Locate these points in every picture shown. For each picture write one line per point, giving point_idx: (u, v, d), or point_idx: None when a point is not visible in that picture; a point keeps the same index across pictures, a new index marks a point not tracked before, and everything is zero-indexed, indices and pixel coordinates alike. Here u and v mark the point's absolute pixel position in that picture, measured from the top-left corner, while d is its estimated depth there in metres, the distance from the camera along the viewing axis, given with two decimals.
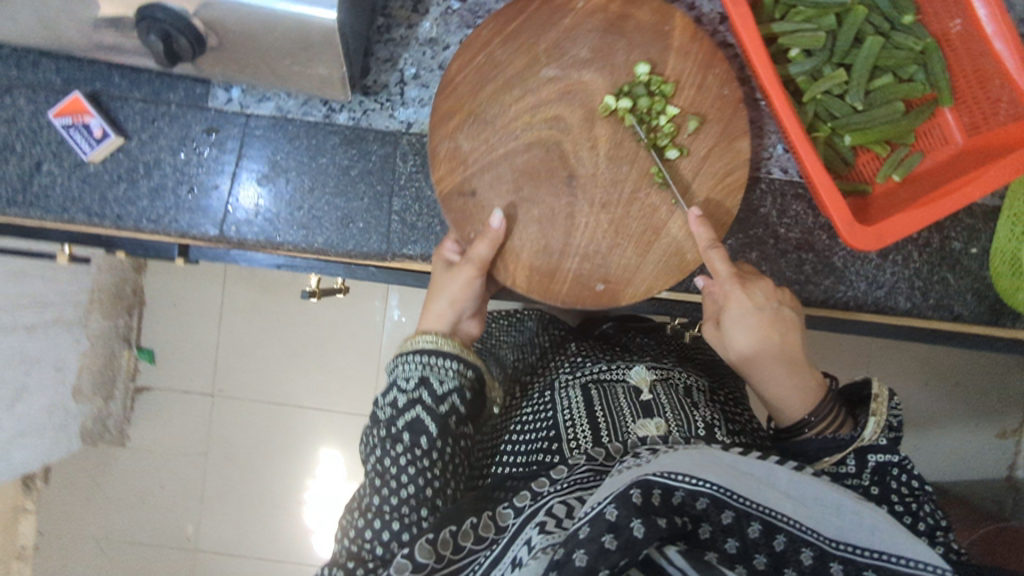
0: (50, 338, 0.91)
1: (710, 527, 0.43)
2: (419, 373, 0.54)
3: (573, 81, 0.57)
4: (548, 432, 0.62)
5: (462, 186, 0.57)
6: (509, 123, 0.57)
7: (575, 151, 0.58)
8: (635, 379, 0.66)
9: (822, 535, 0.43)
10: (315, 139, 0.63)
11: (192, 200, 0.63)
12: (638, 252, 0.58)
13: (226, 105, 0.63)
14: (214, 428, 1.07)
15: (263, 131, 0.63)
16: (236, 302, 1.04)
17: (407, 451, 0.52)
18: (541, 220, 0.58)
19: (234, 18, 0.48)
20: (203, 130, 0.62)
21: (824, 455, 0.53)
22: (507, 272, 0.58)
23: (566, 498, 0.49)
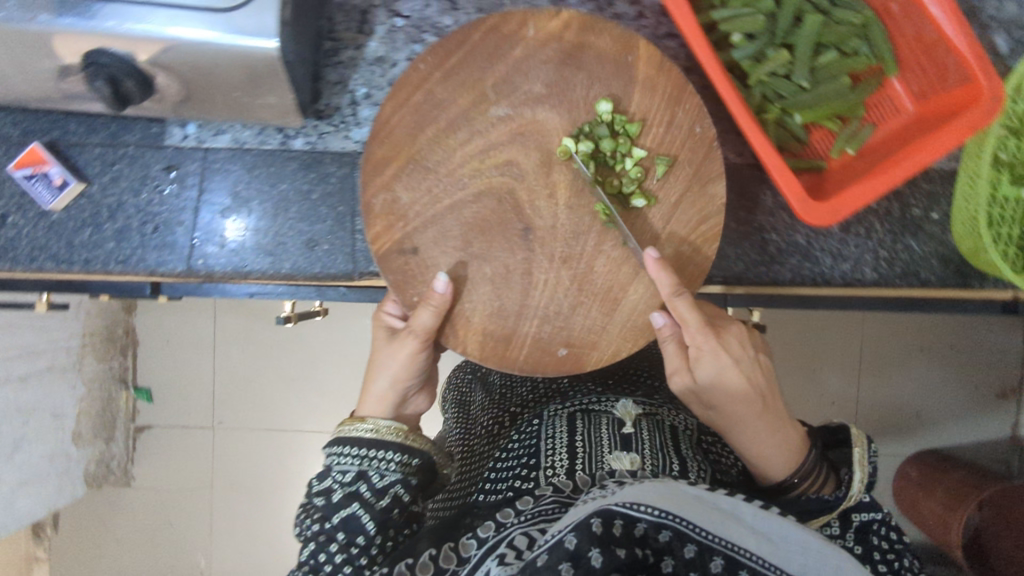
0: (44, 387, 1.05)
1: (673, 559, 0.51)
2: (358, 467, 0.60)
3: (527, 121, 0.61)
4: (527, 460, 0.71)
5: (404, 242, 0.60)
6: (455, 170, 0.60)
7: (530, 201, 0.61)
8: (620, 413, 0.77)
9: (786, 573, 0.50)
10: (273, 166, 0.70)
11: (158, 238, 0.69)
12: (604, 311, 0.62)
13: (183, 141, 0.70)
14: (216, 459, 1.23)
15: (222, 163, 0.70)
16: (228, 330, 1.21)
17: (343, 546, 0.58)
18: (495, 278, 0.61)
19: (179, 57, 0.48)
20: (163, 169, 0.69)
21: (811, 516, 0.60)
22: (459, 338, 0.61)
23: (528, 531, 0.55)
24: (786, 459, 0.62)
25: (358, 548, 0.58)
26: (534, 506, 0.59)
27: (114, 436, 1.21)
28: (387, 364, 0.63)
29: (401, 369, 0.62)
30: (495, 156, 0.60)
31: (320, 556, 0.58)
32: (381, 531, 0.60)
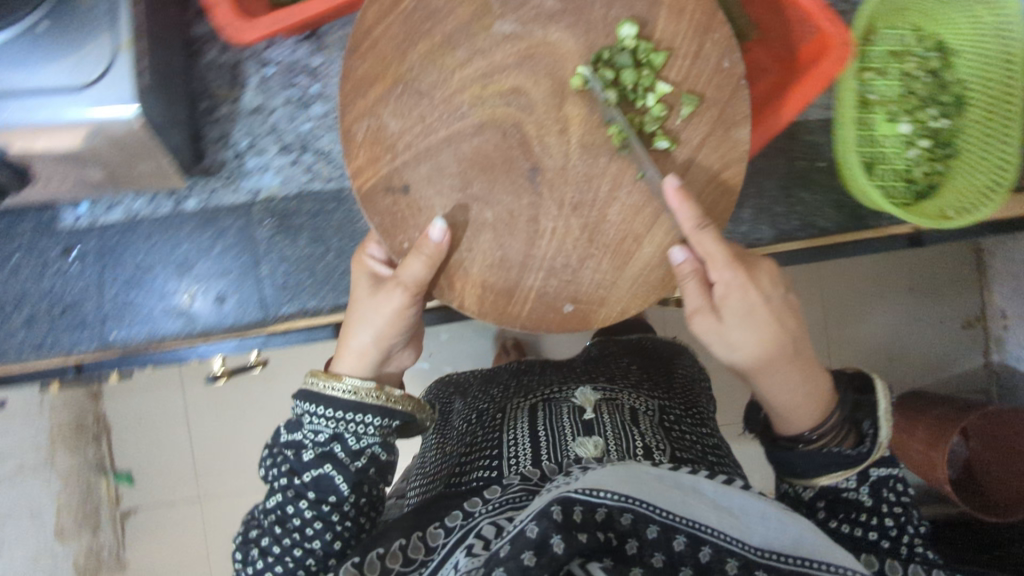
0: (12, 488, 1.16)
1: (636, 541, 0.55)
2: (332, 430, 0.66)
3: (536, 41, 0.64)
4: (494, 451, 0.79)
5: (393, 177, 0.64)
6: (453, 98, 0.63)
7: (540, 138, 0.65)
8: (580, 400, 0.87)
9: (749, 545, 0.55)
10: (163, 229, 0.88)
11: (65, 321, 0.87)
12: (615, 264, 0.68)
13: (75, 222, 0.86)
14: (209, 529, 1.22)
15: (115, 233, 0.87)
16: (200, 398, 1.20)
17: (311, 503, 0.66)
18: (497, 224, 0.66)
19: (45, 144, 0.59)
20: (59, 252, 0.86)
21: (835, 469, 0.63)
22: (455, 291, 0.67)
23: (496, 520, 0.61)
24: (818, 415, 0.63)
25: (329, 506, 0.66)
26: (501, 495, 0.66)
27: (100, 523, 1.20)
28: (371, 317, 0.67)
29: (391, 317, 0.66)
30: (497, 84, 0.64)
31: (289, 508, 0.66)
32: (353, 489, 0.67)
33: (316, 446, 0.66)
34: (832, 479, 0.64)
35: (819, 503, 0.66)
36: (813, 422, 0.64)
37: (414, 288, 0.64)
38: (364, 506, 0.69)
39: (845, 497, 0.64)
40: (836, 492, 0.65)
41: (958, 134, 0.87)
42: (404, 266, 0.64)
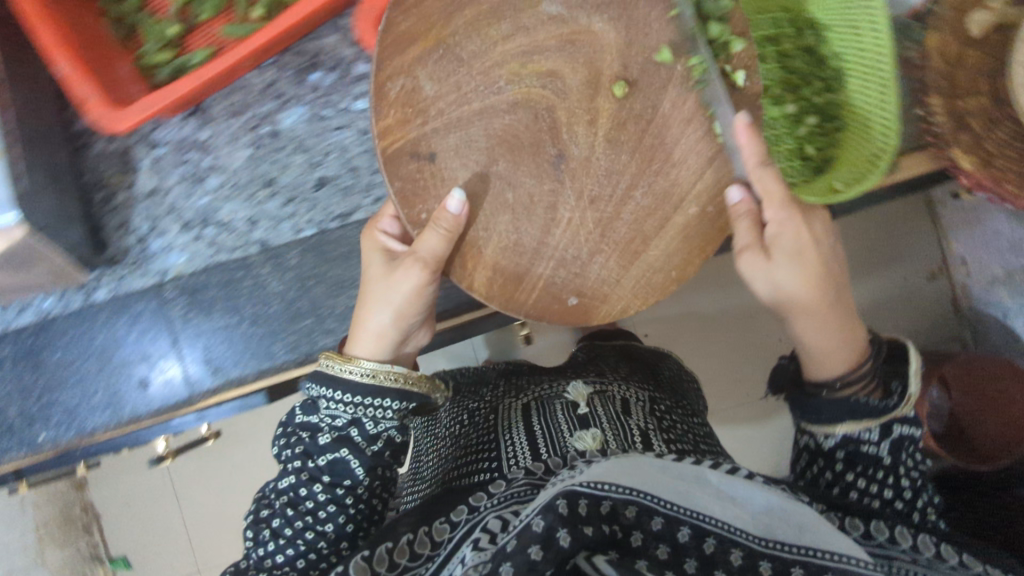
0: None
1: (641, 535, 0.77)
2: (349, 416, 0.92)
3: (580, 31, 0.89)
4: (494, 457, 1.05)
5: (419, 143, 0.87)
6: (492, 72, 0.88)
7: (569, 129, 0.91)
8: (574, 396, 1.17)
9: (748, 536, 0.78)
10: (136, 305, 1.12)
11: (49, 414, 1.11)
12: (624, 262, 0.94)
13: (52, 303, 1.11)
14: (221, 535, 1.70)
15: (103, 308, 1.11)
16: (188, 464, 1.69)
17: (324, 487, 0.93)
18: (518, 206, 0.91)
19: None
20: (70, 314, 1.11)
21: (853, 418, 0.87)
22: (468, 272, 0.91)
23: (501, 514, 0.83)
24: (847, 368, 0.88)
25: (342, 490, 0.94)
26: (506, 489, 0.89)
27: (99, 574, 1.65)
28: (387, 301, 0.92)
29: (407, 293, 0.91)
30: (536, 64, 0.88)
31: (302, 492, 0.93)
32: (367, 473, 0.95)
33: (332, 430, 0.93)
34: (854, 426, 0.87)
35: (838, 453, 0.89)
36: (840, 372, 0.88)
37: (428, 262, 0.88)
38: (376, 486, 0.98)
39: (868, 453, 0.88)
40: (857, 444, 0.88)
41: (848, 91, 1.06)
42: (422, 242, 0.86)
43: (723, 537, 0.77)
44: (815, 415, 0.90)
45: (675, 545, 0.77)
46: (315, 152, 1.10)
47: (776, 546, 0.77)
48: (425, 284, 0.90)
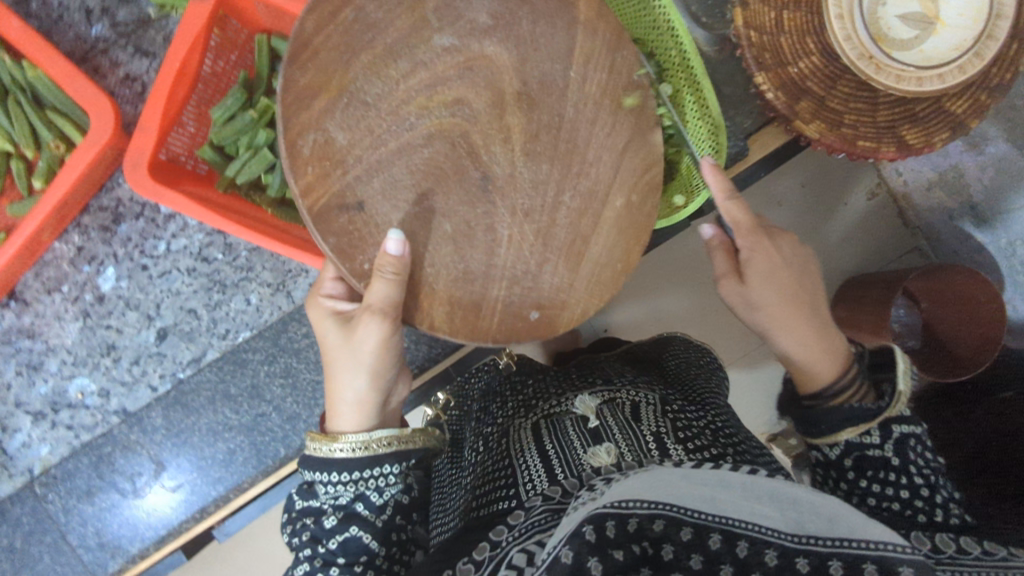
0: None
1: (672, 547, 0.42)
2: (352, 491, 0.57)
3: (474, 55, 0.55)
4: (505, 480, 0.64)
5: (345, 194, 0.52)
6: (399, 108, 0.53)
7: (486, 145, 0.56)
8: (580, 409, 0.71)
9: (783, 532, 0.42)
10: None
11: None
12: (570, 268, 0.59)
13: None
14: None
15: None
16: None
17: (344, 568, 0.56)
18: (456, 236, 0.55)
19: None
20: None
21: (849, 426, 0.54)
22: (423, 311, 0.55)
23: (525, 547, 0.49)
24: (836, 374, 0.57)
25: (362, 566, 0.56)
26: (526, 518, 0.53)
27: None
28: (358, 363, 0.57)
29: (376, 350, 0.56)
30: (442, 96, 0.54)
31: None
32: (383, 543, 0.59)
33: (337, 509, 0.57)
34: (855, 434, 0.54)
35: (845, 461, 0.55)
36: (827, 381, 0.57)
37: (387, 313, 0.53)
38: (397, 553, 0.60)
39: (869, 456, 0.54)
40: (858, 448, 0.54)
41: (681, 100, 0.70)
42: (369, 292, 0.52)
43: (757, 533, 0.42)
44: (808, 425, 0.58)
45: (710, 554, 0.41)
46: (149, 303, 0.71)
47: (812, 539, 0.42)
48: (393, 336, 0.55)
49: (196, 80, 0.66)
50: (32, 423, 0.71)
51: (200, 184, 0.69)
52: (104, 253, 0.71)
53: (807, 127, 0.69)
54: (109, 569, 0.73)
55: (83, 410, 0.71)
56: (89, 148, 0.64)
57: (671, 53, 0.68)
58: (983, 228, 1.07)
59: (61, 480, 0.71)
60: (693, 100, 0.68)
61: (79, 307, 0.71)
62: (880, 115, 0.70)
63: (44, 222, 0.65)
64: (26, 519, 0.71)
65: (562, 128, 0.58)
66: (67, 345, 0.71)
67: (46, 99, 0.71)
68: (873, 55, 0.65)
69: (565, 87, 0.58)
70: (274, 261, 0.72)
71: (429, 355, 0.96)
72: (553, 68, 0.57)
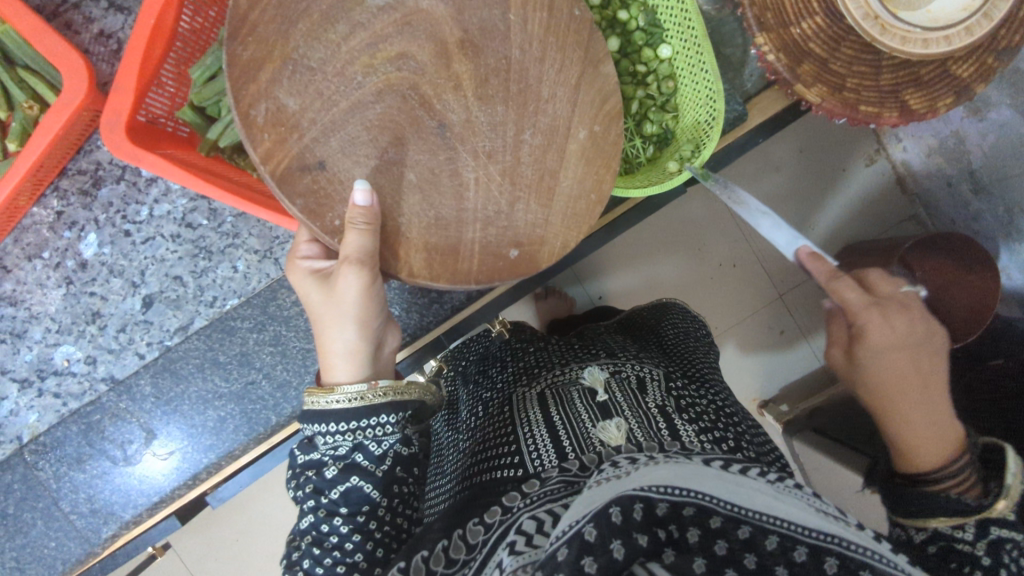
0: None
1: (698, 531, 0.44)
2: (351, 441, 0.58)
3: (410, 10, 0.53)
4: (510, 447, 0.64)
5: (305, 156, 0.51)
6: (345, 69, 0.51)
7: (437, 95, 0.54)
8: (589, 380, 0.71)
9: (810, 529, 0.43)
10: None
11: None
12: (542, 204, 0.57)
13: None
14: None
15: None
16: (200, 557, 1.16)
17: (348, 519, 0.57)
18: (423, 184, 0.54)
19: None
20: None
21: (942, 514, 0.53)
22: (402, 260, 0.54)
23: (536, 513, 0.50)
24: (941, 457, 0.55)
25: (364, 516, 0.57)
26: (541, 488, 0.54)
27: None
28: (344, 313, 0.57)
29: (359, 300, 0.56)
30: (386, 51, 0.52)
31: (323, 528, 0.56)
32: (385, 494, 0.59)
33: (337, 460, 0.58)
34: (944, 525, 0.53)
35: (930, 546, 0.55)
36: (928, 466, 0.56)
37: (364, 263, 0.53)
38: (397, 505, 0.60)
39: (958, 551, 0.52)
40: (947, 538, 0.53)
41: (682, 60, 0.67)
42: (344, 242, 0.51)
43: (786, 529, 0.43)
44: (896, 502, 0.57)
45: (736, 542, 0.43)
46: (135, 267, 0.70)
47: (834, 538, 0.43)
48: (375, 285, 0.55)
49: (173, 37, 0.63)
50: (19, 390, 0.70)
51: (181, 146, 0.67)
52: (85, 218, 0.69)
53: (809, 89, 0.67)
54: (103, 535, 0.73)
55: (71, 377, 0.70)
56: (62, 109, 0.62)
57: (674, 8, 0.65)
58: (980, 194, 1.05)
59: (50, 448, 0.71)
60: (694, 61, 0.65)
61: (61, 274, 0.69)
62: (883, 78, 0.68)
63: (22, 184, 0.64)
64: (17, 486, 0.71)
65: (510, 70, 0.56)
66: (51, 312, 0.70)
67: (17, 57, 0.68)
68: (879, 16, 0.62)
69: (507, 31, 0.56)
70: (260, 227, 0.71)
71: (422, 322, 0.86)
72: (491, 13, 0.55)
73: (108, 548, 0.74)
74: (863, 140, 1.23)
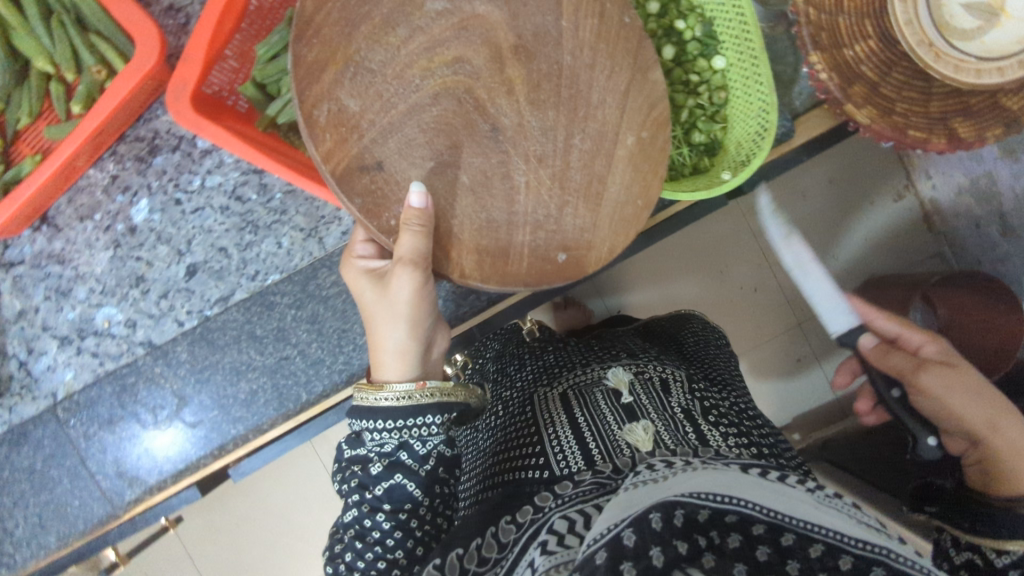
0: None
1: (739, 536, 0.44)
2: (397, 439, 0.59)
3: (467, 15, 0.54)
4: (534, 447, 0.65)
5: (364, 156, 0.52)
6: (403, 72, 0.52)
7: (491, 99, 0.55)
8: (612, 382, 0.71)
9: (849, 537, 0.43)
10: None
11: None
12: (591, 208, 0.58)
13: None
14: None
15: None
16: (211, 523, 1.16)
17: (390, 515, 0.59)
18: (475, 186, 0.55)
19: None
20: None
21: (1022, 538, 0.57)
22: (453, 261, 0.56)
23: (566, 514, 0.50)
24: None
25: (406, 513, 0.60)
26: (573, 489, 0.54)
27: None
28: (397, 313, 0.58)
29: (410, 300, 0.57)
30: (442, 56, 0.53)
31: (366, 523, 0.59)
32: (426, 493, 0.62)
33: (382, 456, 0.60)
34: None
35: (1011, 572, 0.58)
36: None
37: (418, 263, 0.54)
38: (438, 505, 0.63)
39: None
40: None
41: (734, 72, 0.69)
42: (397, 242, 0.53)
43: (834, 539, 0.43)
44: (973, 522, 0.62)
45: (778, 549, 0.43)
46: (183, 236, 0.71)
47: (885, 552, 0.42)
48: (427, 286, 0.56)
49: (244, 14, 0.65)
50: (58, 346, 0.71)
51: (240, 120, 0.69)
52: (138, 183, 0.71)
53: (858, 111, 0.68)
54: (126, 498, 0.74)
55: (109, 338, 0.71)
56: (134, 74, 0.64)
57: (731, 20, 0.66)
58: (1010, 236, 1.03)
59: (83, 406, 0.72)
60: (748, 72, 0.66)
61: (111, 236, 0.71)
62: (932, 104, 0.69)
63: (82, 146, 0.66)
64: (47, 441, 0.72)
65: (561, 76, 0.57)
66: (97, 273, 0.71)
67: (90, 22, 0.71)
68: (933, 42, 0.64)
69: (559, 37, 0.56)
70: (309, 206, 0.72)
71: (456, 313, 0.87)
72: (545, 19, 0.56)
73: (128, 512, 0.75)
74: (894, 175, 1.23)
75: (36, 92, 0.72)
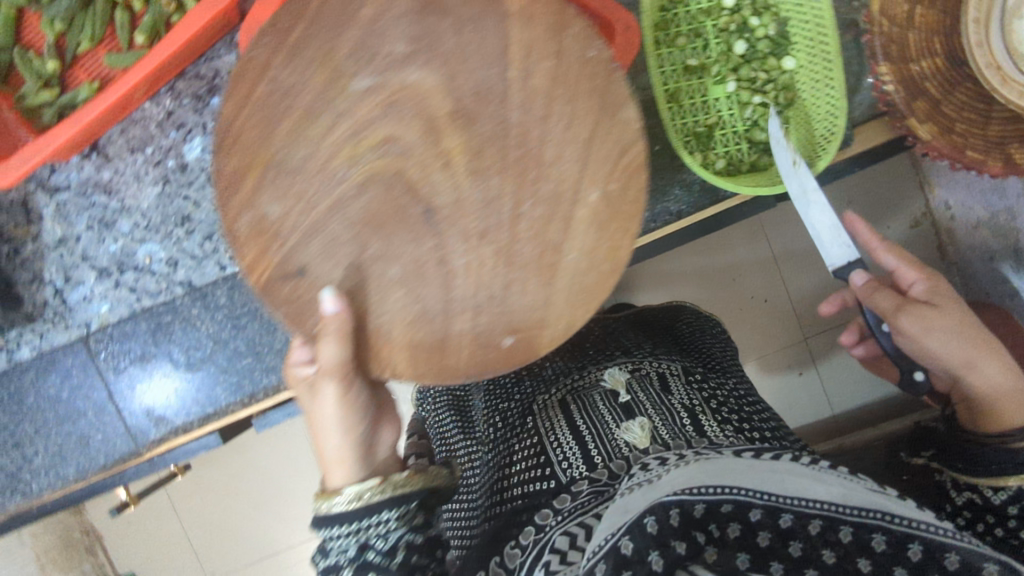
0: None
1: (738, 525, 0.47)
2: (358, 542, 0.49)
3: (396, 88, 0.51)
4: (537, 458, 0.65)
5: (284, 265, 0.51)
6: (327, 166, 0.51)
7: (425, 177, 0.51)
8: (610, 383, 0.72)
9: (830, 505, 0.46)
10: None
11: None
12: (543, 282, 0.51)
13: None
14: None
15: None
16: (217, 472, 1.19)
17: None
18: (406, 279, 0.51)
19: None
20: None
21: (1015, 472, 0.59)
22: (382, 360, 0.51)
23: (566, 530, 0.54)
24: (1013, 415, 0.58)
25: None
26: (572, 502, 0.57)
27: None
28: (324, 422, 0.51)
29: (336, 409, 0.51)
30: (369, 137, 0.51)
31: None
32: None
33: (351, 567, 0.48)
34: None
35: (1009, 507, 0.61)
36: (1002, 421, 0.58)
37: (338, 373, 0.49)
38: None
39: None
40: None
41: (803, 74, 0.69)
42: (318, 352, 0.49)
43: (826, 511, 0.46)
44: (965, 463, 0.64)
45: (778, 531, 0.46)
46: None
47: (872, 513, 0.46)
48: (354, 396, 0.51)
49: None
50: (96, 278, 0.72)
51: None
52: (194, 121, 0.70)
53: (921, 124, 0.70)
54: (151, 436, 0.73)
55: (149, 275, 0.72)
56: (208, 7, 0.62)
57: (810, 22, 0.67)
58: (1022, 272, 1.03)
59: (116, 339, 0.72)
60: (819, 75, 0.67)
61: (160, 171, 0.70)
62: (990, 128, 0.68)
63: (143, 77, 0.65)
64: (76, 371, 0.73)
65: (508, 136, 0.51)
66: (143, 208, 0.71)
67: None
68: (1001, 66, 0.62)
69: (505, 92, 0.51)
70: None
71: None
72: (489, 73, 0.51)
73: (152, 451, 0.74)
74: (913, 194, 1.23)
75: (100, 18, 0.71)
